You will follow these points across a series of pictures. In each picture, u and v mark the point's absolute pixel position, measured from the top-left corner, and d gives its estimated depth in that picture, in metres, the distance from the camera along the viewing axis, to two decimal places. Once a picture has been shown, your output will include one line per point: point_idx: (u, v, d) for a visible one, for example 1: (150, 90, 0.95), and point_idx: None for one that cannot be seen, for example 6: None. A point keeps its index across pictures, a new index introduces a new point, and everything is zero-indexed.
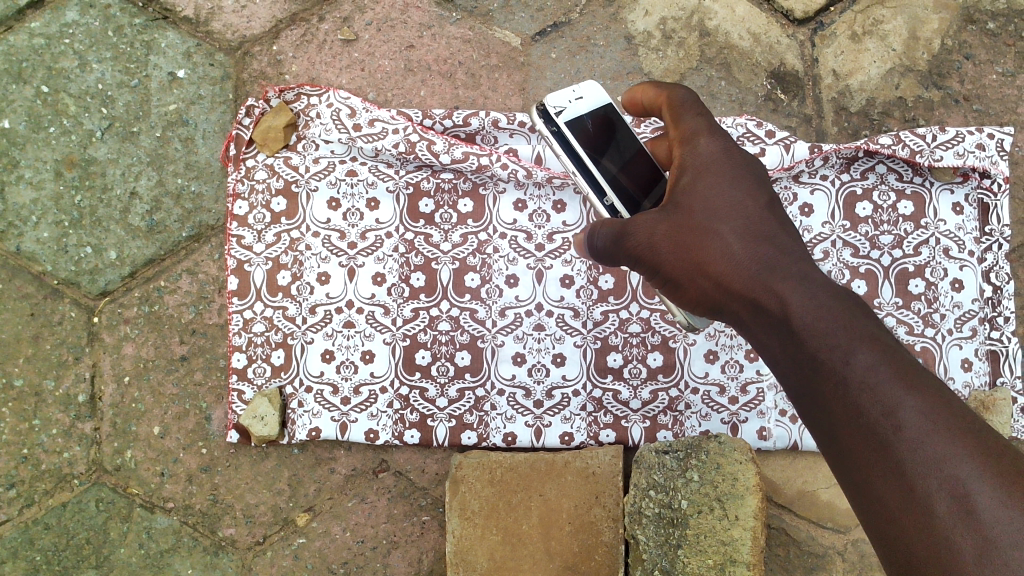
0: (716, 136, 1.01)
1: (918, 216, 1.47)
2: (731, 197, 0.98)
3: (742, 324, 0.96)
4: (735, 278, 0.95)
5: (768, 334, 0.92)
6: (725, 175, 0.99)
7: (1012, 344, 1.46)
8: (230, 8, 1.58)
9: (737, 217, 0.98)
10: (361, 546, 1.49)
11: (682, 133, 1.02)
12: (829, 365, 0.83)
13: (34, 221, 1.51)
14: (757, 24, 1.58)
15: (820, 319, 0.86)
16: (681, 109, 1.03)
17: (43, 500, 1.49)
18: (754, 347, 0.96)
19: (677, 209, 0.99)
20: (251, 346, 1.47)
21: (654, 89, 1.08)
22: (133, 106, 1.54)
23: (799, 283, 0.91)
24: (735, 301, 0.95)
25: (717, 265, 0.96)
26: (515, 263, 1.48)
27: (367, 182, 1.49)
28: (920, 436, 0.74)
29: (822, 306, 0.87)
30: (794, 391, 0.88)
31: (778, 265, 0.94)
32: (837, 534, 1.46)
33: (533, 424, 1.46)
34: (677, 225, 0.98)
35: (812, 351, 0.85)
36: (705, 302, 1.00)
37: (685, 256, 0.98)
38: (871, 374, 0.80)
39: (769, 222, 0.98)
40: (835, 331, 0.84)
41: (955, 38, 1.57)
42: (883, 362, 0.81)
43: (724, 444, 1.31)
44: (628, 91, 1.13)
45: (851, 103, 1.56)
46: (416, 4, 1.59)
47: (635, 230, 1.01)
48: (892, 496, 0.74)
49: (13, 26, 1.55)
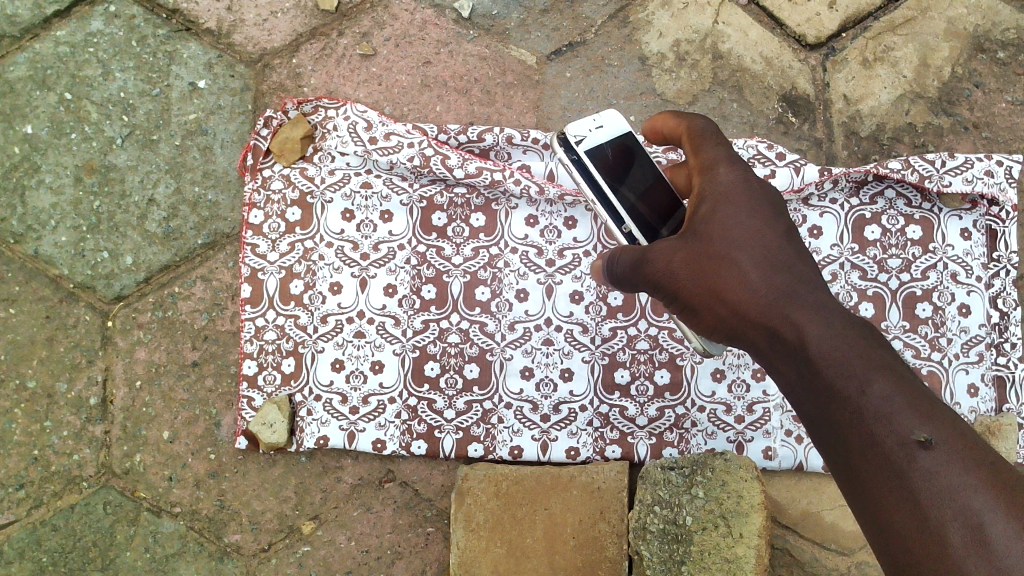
0: (736, 166, 1.03)
1: (927, 240, 1.48)
2: (749, 224, 0.99)
3: (759, 351, 0.97)
4: (753, 305, 0.95)
5: (782, 361, 0.93)
6: (744, 203, 1.00)
7: (1018, 370, 1.47)
8: (252, 21, 1.61)
9: (755, 245, 0.98)
10: (366, 556, 1.50)
11: (702, 161, 1.04)
12: (843, 393, 0.83)
13: (52, 225, 1.54)
14: (770, 48, 1.60)
15: (836, 347, 0.87)
16: (700, 139, 1.05)
17: (52, 501, 1.50)
18: (768, 373, 0.97)
19: (695, 236, 1.01)
20: (262, 354, 1.49)
21: (674, 118, 1.11)
22: (154, 115, 1.57)
23: (815, 311, 0.91)
24: (750, 328, 0.96)
25: (734, 292, 0.97)
26: (525, 278, 1.50)
27: (381, 195, 1.51)
28: (935, 468, 0.76)
29: (837, 333, 0.88)
30: (807, 417, 0.89)
31: (794, 291, 0.94)
32: (841, 556, 1.45)
33: (539, 438, 1.47)
34: (695, 252, 1.00)
35: (827, 378, 0.85)
36: (722, 329, 1.01)
37: (703, 284, 0.99)
38: (887, 405, 0.80)
39: (787, 251, 0.99)
40: (851, 360, 0.85)
41: (965, 66, 1.59)
42: (898, 391, 0.81)
43: (730, 461, 1.31)
44: (649, 120, 1.16)
45: (861, 127, 1.58)
46: (434, 21, 1.62)
47: (654, 257, 1.02)
48: (907, 527, 0.76)
49: (39, 33, 1.58)
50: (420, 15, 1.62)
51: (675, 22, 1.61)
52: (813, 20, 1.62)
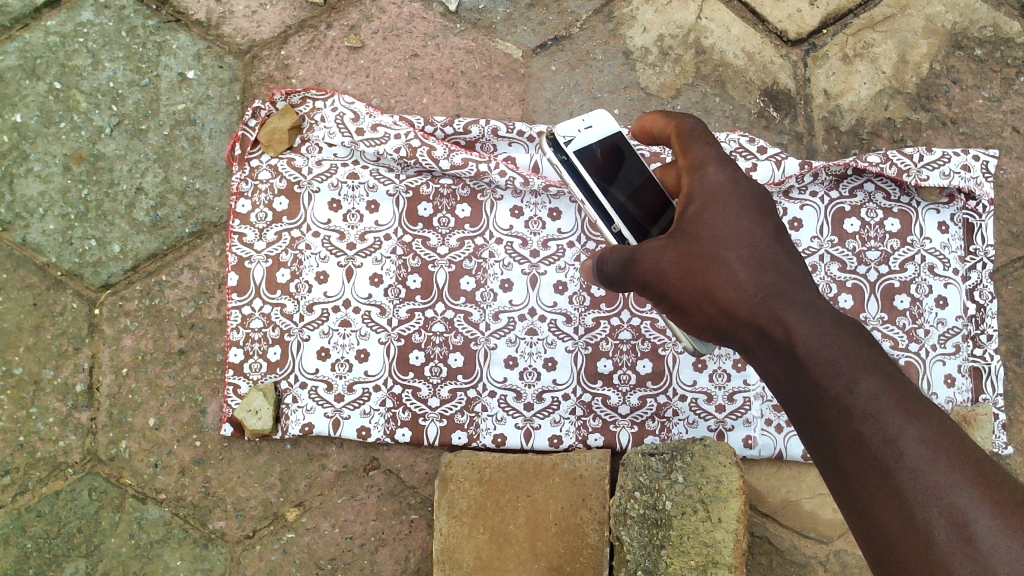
0: (724, 166, 1.05)
1: (905, 233, 1.51)
2: (738, 224, 1.01)
3: (747, 349, 0.98)
4: (741, 303, 0.97)
5: (771, 359, 0.94)
6: (732, 203, 1.02)
7: (994, 362, 1.49)
8: (241, 13, 1.63)
9: (743, 245, 1.00)
10: (349, 543, 1.51)
11: (692, 161, 1.06)
12: (832, 392, 0.85)
13: (40, 213, 1.55)
14: (752, 44, 1.63)
15: (825, 347, 0.89)
16: (690, 139, 1.07)
17: (37, 488, 1.50)
18: (757, 372, 0.98)
19: (684, 235, 1.02)
20: (248, 342, 1.50)
21: (664, 118, 1.13)
22: (143, 105, 1.58)
23: (804, 311, 0.93)
24: (739, 327, 0.98)
25: (723, 291, 0.99)
26: (510, 269, 1.51)
27: (367, 185, 1.52)
28: (921, 465, 0.77)
29: (825, 332, 0.90)
30: (796, 416, 0.91)
31: (782, 290, 0.96)
32: (819, 545, 1.48)
33: (522, 426, 1.48)
34: (684, 252, 1.01)
35: (815, 377, 0.88)
36: (711, 327, 1.02)
37: (692, 283, 1.00)
38: (874, 403, 0.82)
39: (775, 250, 1.01)
40: (838, 358, 0.87)
41: (943, 63, 1.62)
42: (886, 390, 0.83)
43: (710, 447, 1.32)
44: (638, 120, 1.18)
45: (841, 122, 1.61)
46: (422, 14, 1.64)
47: (643, 256, 1.04)
48: (894, 523, 0.77)
49: (29, 24, 1.59)
50: (407, 9, 1.64)
51: (659, 17, 1.63)
52: (794, 17, 1.64)
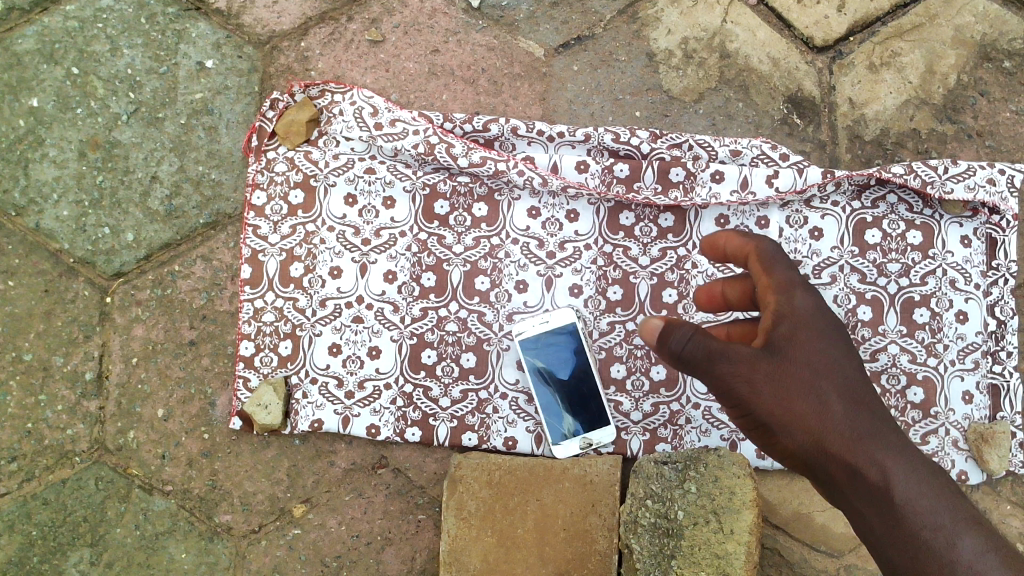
0: (809, 291, 1.11)
1: (926, 246, 1.49)
2: (826, 356, 1.08)
3: (827, 481, 1.05)
4: (838, 439, 1.04)
5: (861, 498, 1.02)
6: (819, 333, 1.09)
7: (1012, 379, 1.48)
8: (262, 3, 1.61)
9: (831, 376, 1.08)
10: (356, 541, 1.50)
11: (776, 281, 1.10)
12: (935, 545, 0.96)
13: (55, 199, 1.54)
14: (778, 49, 1.61)
15: (922, 497, 0.99)
16: (775, 263, 1.10)
17: (44, 475, 1.50)
18: (831, 497, 1.06)
19: (780, 357, 1.06)
20: (259, 335, 1.49)
21: (740, 238, 1.17)
22: (161, 92, 1.57)
23: (893, 449, 1.03)
24: (828, 459, 1.04)
25: (815, 423, 1.04)
26: (525, 270, 1.50)
27: (384, 181, 1.51)
28: None
29: (917, 477, 1.01)
30: (884, 558, 1.00)
31: (866, 425, 1.06)
32: (830, 559, 1.47)
33: (533, 430, 1.47)
34: (780, 370, 1.05)
35: (913, 526, 0.98)
36: (790, 453, 1.07)
37: (788, 406, 1.04)
38: (983, 560, 0.95)
39: (852, 381, 1.10)
40: (939, 510, 0.99)
41: (971, 74, 1.59)
42: (984, 549, 0.96)
43: (724, 457, 1.31)
44: (709, 237, 1.21)
45: (865, 131, 1.59)
46: (444, 10, 1.62)
47: (733, 360, 1.04)
48: None
49: (49, 7, 1.58)
50: (429, 4, 1.62)
51: (684, 20, 1.61)
52: (821, 23, 1.62)
